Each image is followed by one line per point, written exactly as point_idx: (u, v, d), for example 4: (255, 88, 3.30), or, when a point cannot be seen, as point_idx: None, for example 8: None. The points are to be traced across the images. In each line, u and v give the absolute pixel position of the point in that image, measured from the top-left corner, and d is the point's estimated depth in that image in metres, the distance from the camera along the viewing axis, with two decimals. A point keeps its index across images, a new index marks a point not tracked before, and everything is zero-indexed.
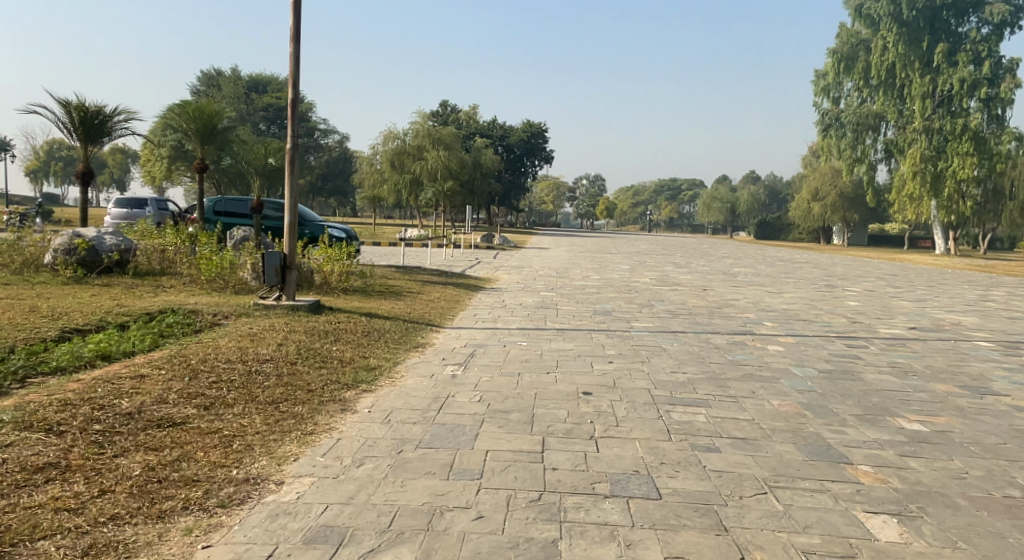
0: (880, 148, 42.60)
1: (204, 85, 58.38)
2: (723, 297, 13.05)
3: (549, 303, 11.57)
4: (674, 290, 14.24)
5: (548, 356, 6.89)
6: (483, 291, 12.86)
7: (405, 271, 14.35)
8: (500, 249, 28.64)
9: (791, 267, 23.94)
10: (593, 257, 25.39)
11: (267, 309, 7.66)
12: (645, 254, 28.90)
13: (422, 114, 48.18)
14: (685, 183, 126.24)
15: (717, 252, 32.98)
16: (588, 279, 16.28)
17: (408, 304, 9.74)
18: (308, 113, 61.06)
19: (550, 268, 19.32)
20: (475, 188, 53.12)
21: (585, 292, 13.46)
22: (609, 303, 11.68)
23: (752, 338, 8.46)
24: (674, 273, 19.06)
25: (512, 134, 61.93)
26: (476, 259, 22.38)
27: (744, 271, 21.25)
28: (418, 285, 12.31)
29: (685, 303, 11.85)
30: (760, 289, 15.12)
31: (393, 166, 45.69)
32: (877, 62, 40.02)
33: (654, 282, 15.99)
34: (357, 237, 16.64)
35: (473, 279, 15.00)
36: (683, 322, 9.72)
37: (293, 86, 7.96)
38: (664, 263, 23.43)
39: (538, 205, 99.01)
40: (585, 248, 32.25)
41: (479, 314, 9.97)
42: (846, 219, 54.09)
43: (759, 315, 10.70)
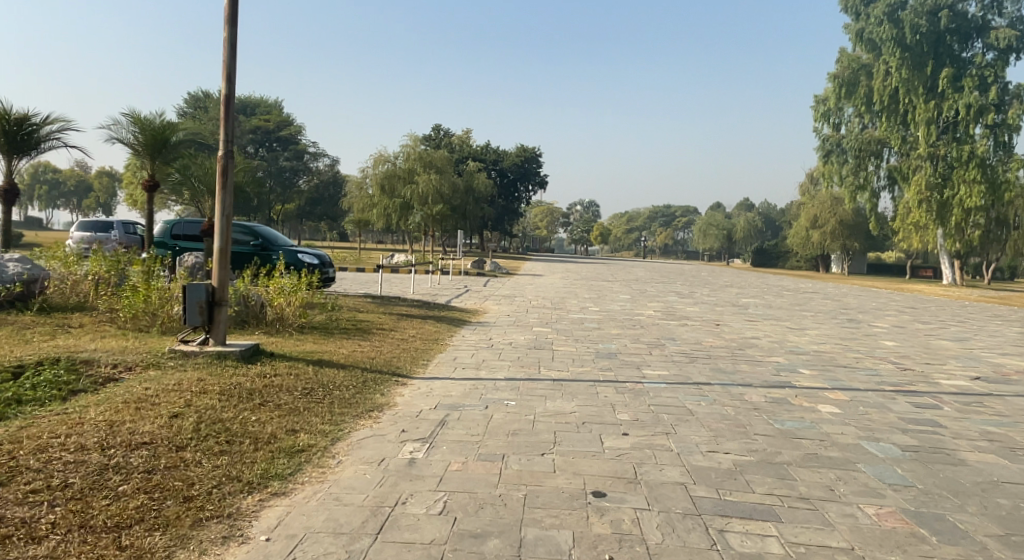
0: (883, 174, 41.23)
1: (191, 107, 57.33)
2: (741, 335, 11.46)
3: (544, 342, 9.96)
4: (684, 325, 12.67)
5: (541, 424, 5.26)
6: (469, 327, 11.23)
7: (382, 303, 12.71)
8: (492, 276, 27.10)
9: (802, 298, 22.41)
10: (590, 285, 23.86)
11: (184, 359, 6.01)
12: (644, 283, 27.39)
13: (414, 137, 46.93)
14: (680, 209, 125.53)
15: (718, 280, 31.58)
16: (587, 311, 14.69)
17: (376, 347, 8.09)
18: (297, 136, 59.78)
19: (544, 298, 17.76)
20: (467, 213, 51.85)
21: (586, 328, 11.87)
22: (613, 343, 10.10)
23: (795, 394, 6.90)
24: (679, 304, 17.51)
25: (506, 158, 60.83)
26: (465, 288, 20.81)
27: (752, 301, 19.73)
28: (393, 320, 10.65)
29: (701, 343, 10.27)
30: (780, 324, 13.55)
31: (383, 190, 44.30)
32: (879, 88, 38.67)
33: (660, 316, 14.42)
34: (330, 263, 15.24)
35: (458, 312, 13.38)
36: (704, 369, 8.15)
37: (226, 79, 6.40)
38: (667, 292, 21.88)
39: (532, 230, 97.83)
40: (580, 276, 30.76)
41: (459, 357, 8.34)
42: (846, 247, 52.85)
43: (790, 360, 9.13)
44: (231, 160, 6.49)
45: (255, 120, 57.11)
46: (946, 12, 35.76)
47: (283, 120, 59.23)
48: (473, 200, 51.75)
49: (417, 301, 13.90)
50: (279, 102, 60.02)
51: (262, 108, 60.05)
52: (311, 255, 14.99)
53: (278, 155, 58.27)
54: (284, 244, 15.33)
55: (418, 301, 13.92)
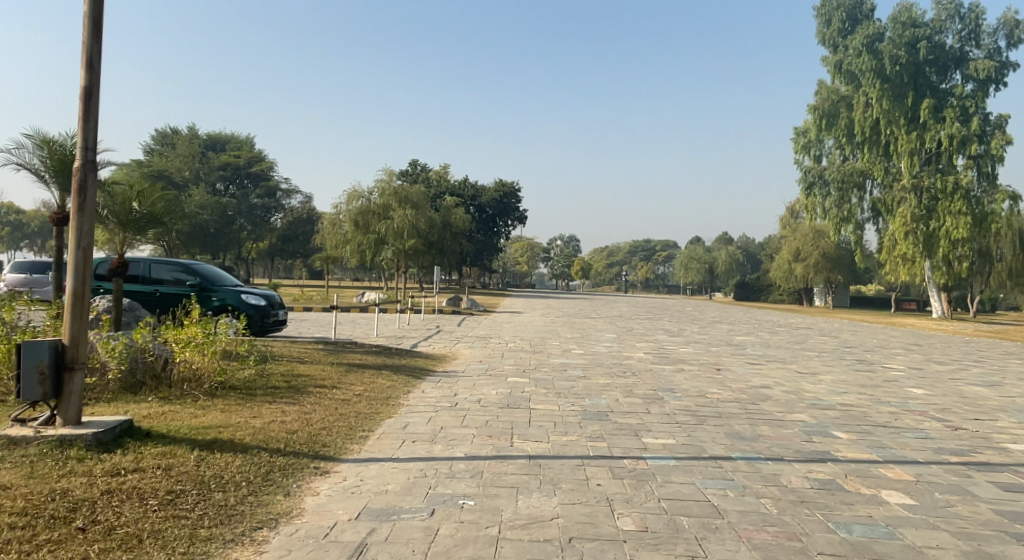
0: (867, 207, 39.42)
1: (158, 143, 55.64)
2: (750, 384, 9.83)
3: (519, 398, 8.26)
4: (680, 372, 11.06)
5: (506, 548, 3.57)
6: (431, 379, 9.52)
7: (330, 352, 10.96)
8: (468, 314, 25.48)
9: (798, 335, 20.91)
10: (573, 323, 22.28)
11: (9, 450, 4.38)
12: (629, 320, 25.86)
13: (388, 171, 45.43)
14: (660, 243, 124.90)
15: (705, 316, 30.12)
16: (569, 355, 13.04)
17: (305, 414, 6.42)
18: (269, 172, 58.05)
19: (522, 339, 16.11)
20: (444, 248, 50.29)
21: (570, 376, 10.22)
22: (604, 397, 8.43)
23: (844, 473, 5.26)
24: (671, 345, 15.91)
25: (484, 193, 59.56)
26: (437, 329, 19.10)
27: (748, 340, 18.18)
28: (339, 373, 8.93)
29: (705, 397, 8.62)
30: (788, 369, 11.98)
31: (357, 226, 42.67)
32: (859, 119, 36.53)
33: (654, 359, 12.82)
34: (279, 302, 13.78)
35: (422, 358, 11.63)
36: (718, 435, 6.51)
37: (88, 67, 4.91)
38: (655, 331, 20.33)
39: (512, 265, 96.54)
40: (562, 312, 29.21)
41: (408, 423, 6.63)
42: (829, 279, 51.88)
43: (817, 419, 7.51)
44: (92, 173, 4.94)
45: (225, 155, 55.31)
46: (924, 42, 33.76)
47: (254, 155, 57.57)
48: (450, 235, 50.25)
49: (374, 347, 12.17)
50: (250, 138, 58.52)
51: (233, 143, 58.35)
52: (257, 295, 13.39)
53: (249, 191, 56.49)
54: (227, 282, 13.69)
55: (375, 347, 12.16)
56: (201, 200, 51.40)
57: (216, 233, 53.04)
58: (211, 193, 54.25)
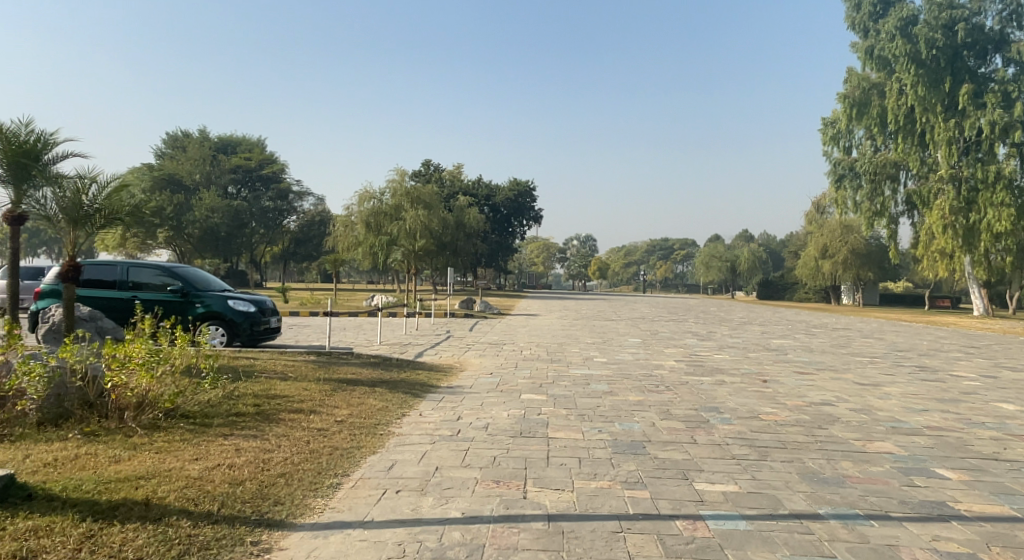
0: (901, 200, 37.38)
1: (169, 147, 54.81)
2: (807, 401, 8.37)
3: (535, 423, 6.85)
4: (722, 385, 9.60)
5: None
6: (432, 398, 8.12)
7: (320, 366, 9.59)
8: (481, 318, 24.11)
9: (838, 337, 19.34)
10: (593, 326, 20.82)
11: None
12: (653, 322, 24.40)
13: (400, 170, 44.26)
14: (678, 242, 122.79)
15: (734, 317, 28.52)
16: (591, 365, 11.64)
17: (265, 455, 5.02)
18: (280, 174, 57.23)
19: (539, 346, 14.70)
20: (458, 250, 48.96)
21: (597, 392, 8.81)
22: (637, 421, 7.01)
23: (985, 543, 3.82)
24: (704, 351, 14.45)
25: (498, 193, 58.21)
26: (447, 335, 17.70)
27: (785, 344, 16.68)
28: (323, 393, 7.52)
29: (760, 420, 7.16)
30: (844, 380, 10.49)
31: (369, 228, 41.38)
32: (893, 107, 34.49)
33: (689, 369, 11.39)
34: (270, 307, 12.57)
35: (425, 372, 10.23)
36: (791, 479, 5.07)
37: None
38: (683, 334, 18.83)
39: (528, 266, 95.18)
40: (580, 314, 27.74)
41: (395, 463, 5.23)
42: (858, 277, 49.91)
43: (908, 450, 6.06)
44: None
45: (236, 158, 54.51)
46: (962, 24, 31.86)
47: (265, 157, 56.71)
48: (465, 236, 48.98)
49: (372, 360, 10.79)
50: (261, 140, 57.68)
51: (243, 145, 57.53)
52: (247, 301, 12.22)
53: (260, 194, 55.57)
54: (213, 287, 12.52)
55: (372, 360, 10.78)
56: (212, 203, 50.33)
57: (227, 237, 52.11)
58: (223, 196, 53.44)
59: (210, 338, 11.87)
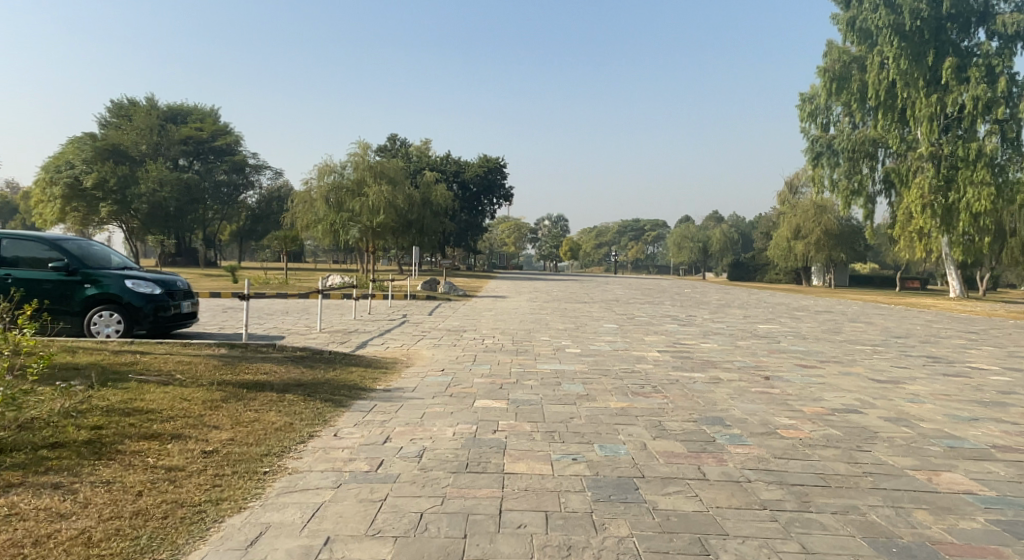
0: (879, 178, 36.25)
1: (114, 116, 51.72)
2: (830, 409, 6.69)
3: (487, 447, 5.10)
4: (720, 385, 7.91)
5: None
6: (357, 409, 6.30)
7: (224, 366, 7.68)
8: (444, 299, 22.31)
9: (829, 322, 17.85)
10: (564, 310, 19.11)
11: None
12: (628, 305, 22.76)
13: (363, 143, 41.90)
14: (649, 223, 121.67)
15: (711, 299, 27.14)
16: (563, 358, 9.89)
17: (51, 529, 3.23)
18: (234, 146, 54.68)
19: (502, 333, 12.95)
20: (425, 229, 46.73)
21: (571, 396, 7.10)
22: (624, 443, 5.29)
23: None
24: (689, 339, 12.79)
25: (467, 169, 56.05)
26: (402, 319, 15.89)
27: (775, 330, 15.13)
28: (207, 407, 5.66)
29: (782, 439, 5.46)
30: (859, 375, 8.88)
31: (329, 204, 39.03)
32: (873, 82, 33.23)
33: (675, 362, 9.71)
34: (177, 291, 10.64)
35: (358, 368, 8.36)
36: (861, 554, 3.38)
37: None
38: (662, 319, 17.21)
39: (498, 246, 93.35)
40: (551, 297, 26.08)
41: (264, 536, 3.43)
42: (832, 258, 49.00)
43: (993, 491, 4.40)
44: None
45: (186, 128, 51.69)
46: None
47: (218, 128, 54.03)
48: (431, 214, 46.88)
49: (295, 355, 8.87)
50: (215, 110, 54.87)
51: (195, 115, 54.52)
52: (151, 281, 10.39)
53: (214, 167, 52.72)
54: (109, 267, 10.63)
55: (294, 355, 8.86)
56: (161, 175, 47.50)
57: (177, 212, 49.44)
58: (172, 169, 50.68)
59: (105, 325, 9.98)
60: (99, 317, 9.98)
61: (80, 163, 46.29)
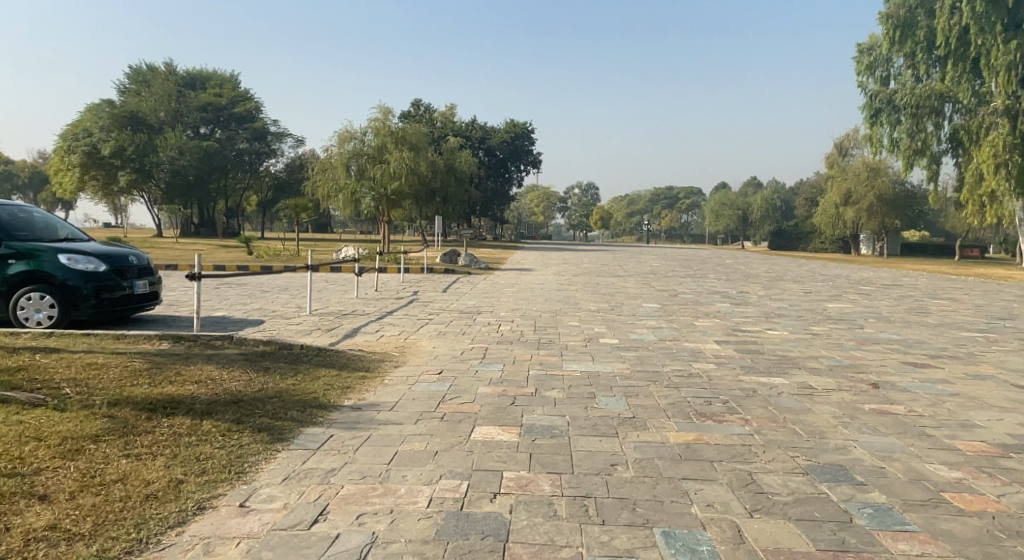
0: (946, 136, 33.17)
1: (132, 82, 50.43)
2: (1001, 447, 4.48)
3: (477, 543, 3.08)
4: (816, 400, 5.73)
5: None
6: (299, 446, 4.33)
7: (147, 372, 5.76)
8: (465, 274, 20.32)
9: (905, 299, 15.37)
10: (598, 286, 16.94)
11: None
12: (668, 278, 20.51)
13: (384, 108, 39.71)
14: (682, 192, 117.76)
15: (759, 272, 24.71)
16: (597, 352, 7.82)
17: None
18: (255, 112, 53.09)
19: (524, 317, 10.86)
20: (450, 197, 44.63)
21: (610, 420, 5.03)
22: (706, 527, 3.23)
23: None
24: (749, 324, 10.56)
25: (494, 135, 53.65)
26: (412, 298, 13.94)
27: (849, 311, 12.80)
28: (60, 452, 3.75)
29: (968, 521, 3.32)
30: (999, 381, 6.60)
31: (349, 171, 37.01)
32: (943, 28, 30.19)
33: (743, 359, 7.54)
34: (127, 271, 8.74)
35: (330, 370, 6.37)
36: None
37: None
38: (712, 296, 14.94)
39: (527, 216, 91.00)
40: (581, 269, 23.89)
41: None
42: (884, 225, 45.76)
43: None
44: None
45: (204, 94, 50.15)
46: None
47: (238, 94, 52.56)
48: (456, 181, 44.64)
49: (256, 350, 6.92)
50: (234, 75, 53.29)
51: (214, 81, 53.08)
52: (93, 256, 8.54)
53: (235, 134, 51.19)
54: (46, 238, 8.81)
55: (254, 351, 6.91)
56: (179, 143, 46.16)
57: (197, 181, 48.10)
58: (192, 137, 49.35)
59: (34, 310, 8.18)
60: (26, 300, 8.17)
61: (98, 132, 45.25)
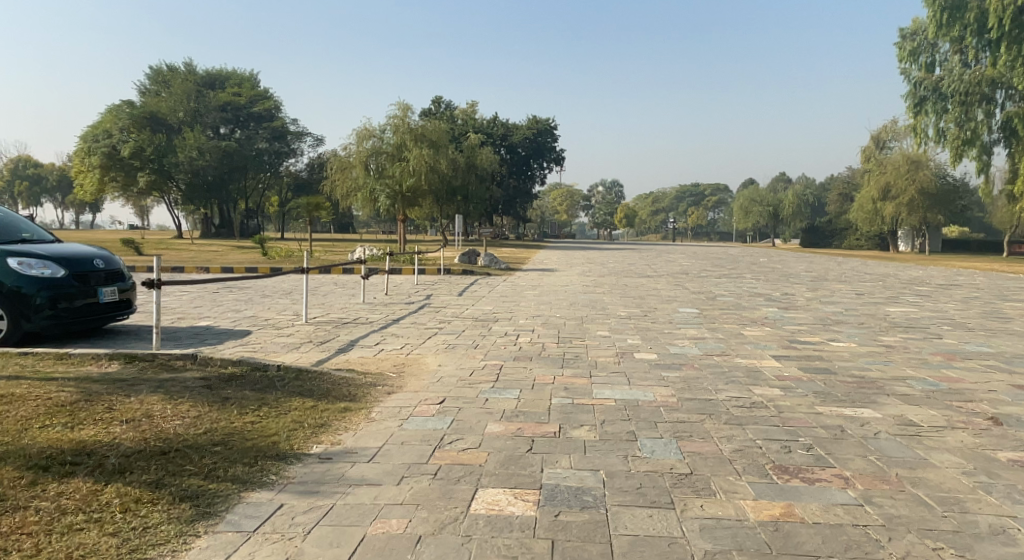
0: (998, 125, 31.50)
1: (152, 82, 50.02)
2: None
3: None
4: (929, 444, 4.37)
5: None
6: (229, 528, 3.10)
7: (71, 408, 4.56)
8: (483, 275, 19.08)
9: (972, 303, 13.80)
10: (627, 288, 15.60)
11: None
12: (701, 279, 19.10)
13: (402, 104, 38.44)
14: (709, 188, 115.30)
15: (797, 271, 23.13)
16: (634, 373, 6.49)
17: None
18: (274, 111, 52.26)
19: (547, 326, 9.57)
20: (471, 195, 43.46)
21: (660, 478, 3.72)
22: None
23: None
24: (807, 333, 9.15)
25: (516, 132, 52.42)
26: (425, 302, 12.75)
27: (914, 317, 11.34)
28: None
29: None
30: None
31: (368, 170, 35.79)
32: (995, 9, 28.21)
33: (814, 382, 6.17)
34: (89, 275, 7.60)
35: (304, 401, 5.12)
36: None
37: None
38: (754, 299, 13.53)
39: (551, 215, 89.65)
40: (608, 270, 22.53)
41: None
42: (926, 220, 43.58)
43: None
44: None
45: (223, 94, 49.49)
46: None
47: (256, 93, 51.90)
48: (477, 179, 43.44)
49: (221, 374, 5.68)
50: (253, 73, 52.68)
51: (233, 80, 52.53)
52: (49, 259, 7.40)
53: (254, 134, 50.47)
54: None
55: (219, 375, 5.67)
56: (198, 143, 45.58)
57: (217, 182, 47.47)
58: (212, 137, 48.74)
59: None
60: None
61: (117, 132, 44.93)
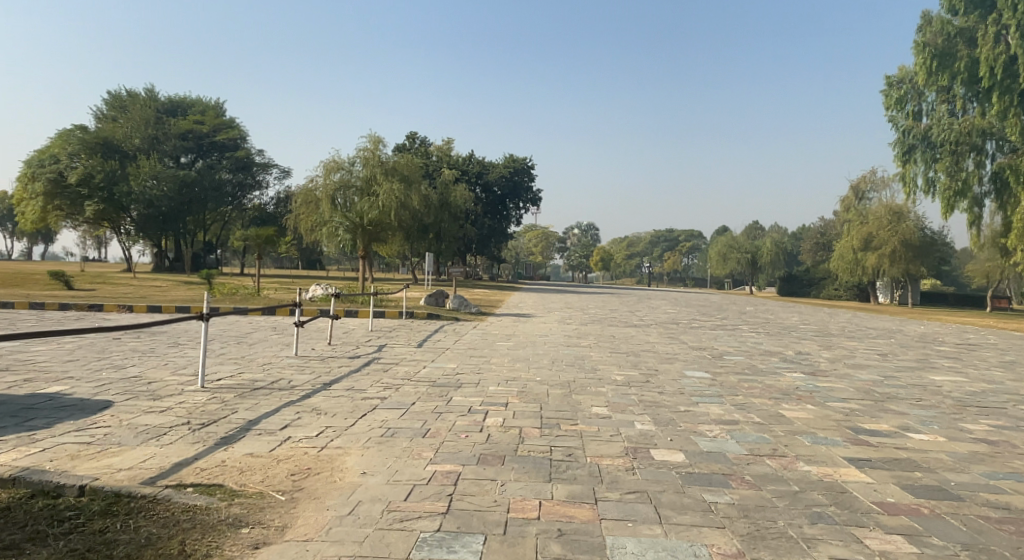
0: (988, 176, 30.33)
1: (109, 107, 47.42)
2: None
3: None
4: None
5: None
6: None
7: None
8: (450, 320, 16.77)
9: (1017, 370, 11.79)
10: (616, 341, 13.40)
11: None
12: (695, 330, 16.96)
13: (372, 137, 36.36)
14: (683, 233, 114.64)
15: (795, 323, 21.18)
16: (662, 496, 4.17)
17: None
18: (239, 142, 49.90)
19: (523, 399, 7.20)
20: (442, 233, 41.30)
21: None
22: None
23: None
24: (867, 417, 6.91)
25: (492, 170, 50.56)
26: (372, 355, 10.32)
27: (972, 390, 9.23)
28: None
29: None
30: None
31: (334, 205, 32.97)
32: (986, 58, 27.23)
33: (947, 522, 3.91)
34: None
35: None
36: None
37: None
38: (767, 360, 11.35)
39: (526, 256, 87.85)
40: (589, 316, 20.36)
41: None
42: (909, 272, 42.34)
43: None
44: None
45: (184, 121, 47.26)
46: None
47: (221, 121, 49.63)
48: (449, 217, 41.28)
49: None
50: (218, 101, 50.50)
51: (197, 108, 50.28)
52: None
53: (216, 164, 47.97)
54: None
55: None
56: (154, 171, 42.83)
57: (173, 214, 44.75)
58: (170, 166, 46.12)
59: None
60: None
61: (65, 159, 42.06)
